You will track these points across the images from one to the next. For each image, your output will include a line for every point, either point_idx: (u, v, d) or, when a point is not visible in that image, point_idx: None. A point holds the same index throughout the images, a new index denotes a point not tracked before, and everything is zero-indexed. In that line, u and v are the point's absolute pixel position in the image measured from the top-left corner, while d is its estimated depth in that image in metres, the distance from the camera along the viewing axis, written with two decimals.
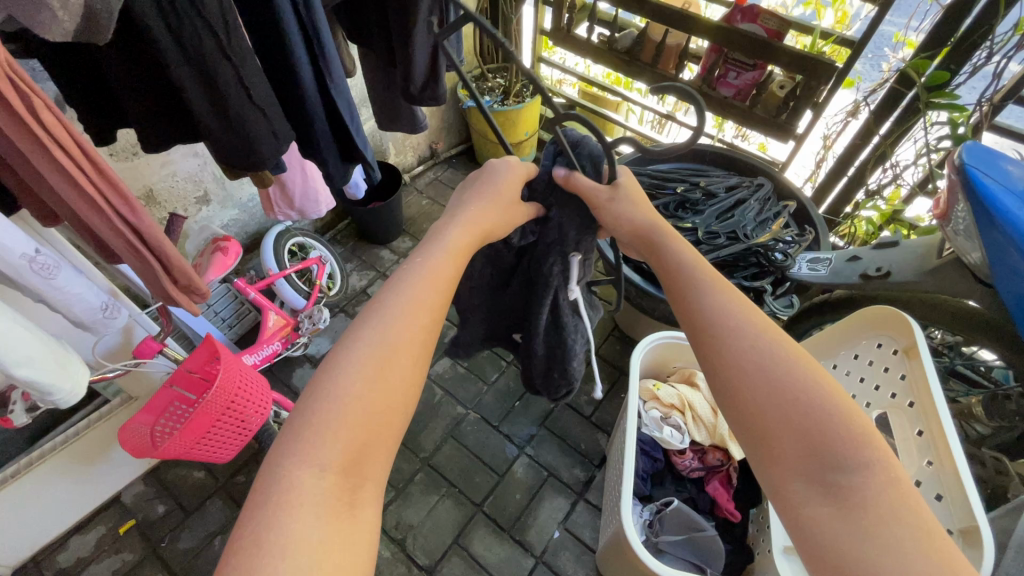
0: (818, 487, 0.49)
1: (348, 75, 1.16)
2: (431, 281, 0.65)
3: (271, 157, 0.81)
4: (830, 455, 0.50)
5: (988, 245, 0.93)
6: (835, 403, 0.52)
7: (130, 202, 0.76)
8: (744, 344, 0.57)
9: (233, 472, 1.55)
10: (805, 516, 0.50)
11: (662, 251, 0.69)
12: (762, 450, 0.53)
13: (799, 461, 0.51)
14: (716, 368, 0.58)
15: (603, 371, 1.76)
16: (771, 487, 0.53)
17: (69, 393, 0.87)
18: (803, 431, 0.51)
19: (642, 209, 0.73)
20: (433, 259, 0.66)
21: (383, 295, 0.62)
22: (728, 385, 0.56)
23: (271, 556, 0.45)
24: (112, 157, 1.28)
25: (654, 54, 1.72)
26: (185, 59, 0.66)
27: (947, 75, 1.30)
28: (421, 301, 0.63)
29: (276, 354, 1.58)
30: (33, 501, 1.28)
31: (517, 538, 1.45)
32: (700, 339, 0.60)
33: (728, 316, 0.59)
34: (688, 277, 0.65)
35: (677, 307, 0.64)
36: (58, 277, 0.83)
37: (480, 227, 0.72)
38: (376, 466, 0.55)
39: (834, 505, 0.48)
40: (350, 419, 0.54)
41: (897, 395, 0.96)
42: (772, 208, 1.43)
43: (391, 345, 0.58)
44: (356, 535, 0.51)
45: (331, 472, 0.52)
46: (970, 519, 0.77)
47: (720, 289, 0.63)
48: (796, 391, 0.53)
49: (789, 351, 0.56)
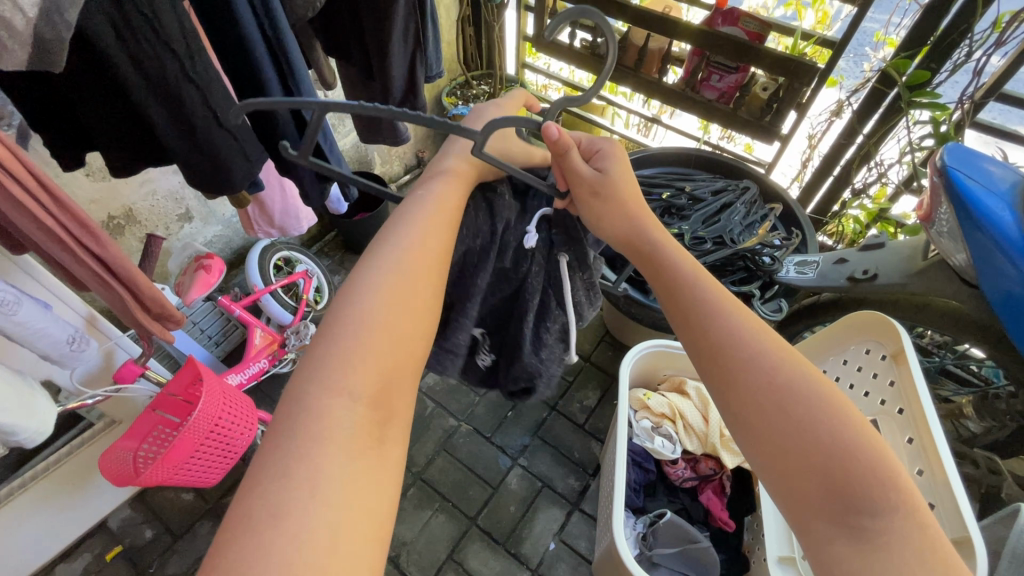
0: (840, 525, 0.48)
1: (326, 89, 1.14)
2: (429, 235, 0.63)
3: (242, 178, 0.79)
4: (855, 495, 0.48)
5: (974, 247, 0.92)
6: (855, 442, 0.50)
7: (94, 232, 0.74)
8: (756, 376, 0.54)
9: (223, 493, 1.52)
10: (823, 556, 0.48)
11: (660, 263, 0.65)
12: (782, 486, 0.51)
13: (819, 499, 0.49)
14: (731, 398, 0.55)
15: (595, 378, 1.75)
16: (793, 518, 0.51)
17: (36, 431, 0.84)
18: (824, 470, 0.49)
19: (626, 203, 0.68)
20: (424, 210, 0.65)
21: (393, 246, 0.61)
22: (746, 418, 0.54)
23: (298, 490, 0.43)
24: (88, 177, 1.26)
25: (636, 59, 1.71)
26: (148, 85, 0.64)
27: (927, 75, 1.30)
28: (424, 252, 0.61)
29: (263, 372, 1.55)
30: (15, 532, 1.25)
31: (513, 551, 1.43)
32: (709, 364, 0.58)
33: (736, 344, 0.57)
34: (692, 296, 0.61)
35: (682, 328, 0.61)
36: (20, 312, 0.81)
37: (461, 169, 0.73)
38: (403, 400, 0.53)
39: (856, 541, 0.47)
40: (374, 353, 0.52)
41: (887, 402, 0.95)
42: (759, 211, 1.42)
43: (400, 288, 0.57)
44: (384, 467, 0.48)
45: (360, 403, 0.49)
46: (961, 529, 0.77)
47: (724, 307, 0.60)
48: (817, 427, 0.51)
49: (806, 382, 0.54)
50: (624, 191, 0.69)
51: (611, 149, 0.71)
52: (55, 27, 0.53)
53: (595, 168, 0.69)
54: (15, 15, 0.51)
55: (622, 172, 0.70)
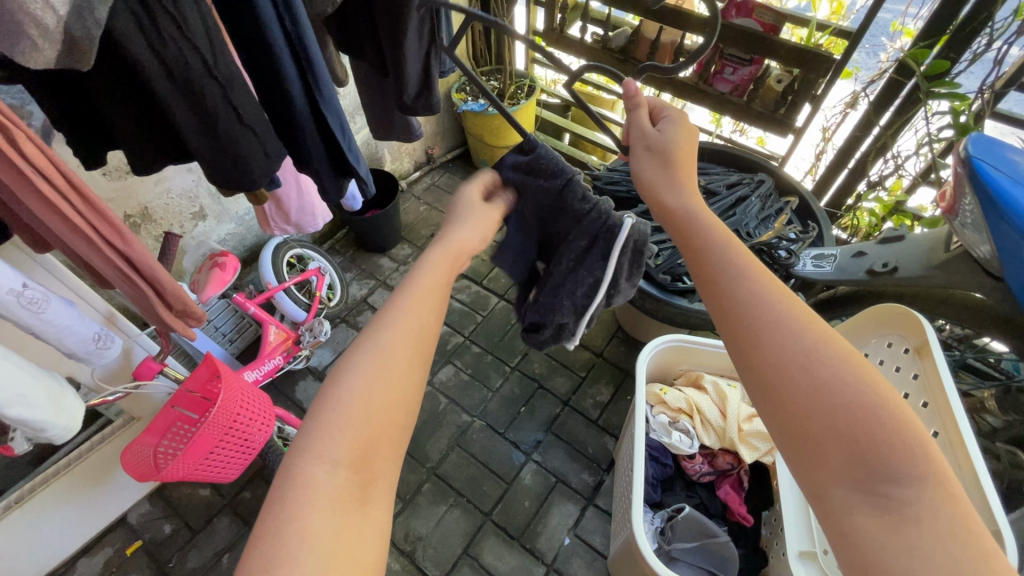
0: (868, 496, 0.47)
1: (340, 85, 1.14)
2: (418, 301, 0.61)
3: (261, 175, 0.79)
4: (879, 464, 0.47)
5: (999, 238, 0.91)
6: (881, 410, 0.49)
7: (120, 230, 0.75)
8: (776, 340, 0.53)
9: (240, 488, 1.53)
10: (842, 524, 0.47)
11: (691, 228, 0.63)
12: (803, 454, 0.50)
13: (842, 467, 0.48)
14: (751, 360, 0.54)
15: (608, 373, 1.75)
16: (812, 488, 0.50)
17: (64, 427, 0.86)
18: (848, 438, 0.48)
19: (672, 158, 0.68)
20: (416, 281, 0.64)
21: (386, 313, 0.59)
22: (765, 382, 0.53)
23: (285, 556, 0.44)
24: (105, 176, 1.27)
25: (648, 52, 1.70)
26: (172, 81, 0.64)
27: (947, 64, 1.28)
28: (418, 320, 0.60)
29: (277, 369, 1.56)
30: (38, 527, 1.27)
31: (528, 546, 1.43)
32: (730, 328, 0.56)
33: (761, 307, 0.55)
34: (721, 260, 0.60)
35: (706, 290, 0.60)
36: (48, 310, 0.82)
37: (454, 242, 0.71)
38: (386, 463, 0.53)
39: (883, 513, 0.46)
40: (350, 426, 0.51)
41: (910, 395, 0.94)
42: (774, 204, 1.41)
43: (390, 352, 0.56)
44: (368, 529, 0.49)
45: (343, 468, 0.50)
46: (991, 519, 0.76)
47: (752, 272, 0.58)
48: (843, 393, 0.49)
49: (833, 349, 0.52)
50: (683, 155, 0.69)
51: (677, 115, 0.71)
52: (84, 25, 0.53)
53: (657, 129, 0.71)
54: (46, 14, 0.51)
55: (681, 133, 0.70)
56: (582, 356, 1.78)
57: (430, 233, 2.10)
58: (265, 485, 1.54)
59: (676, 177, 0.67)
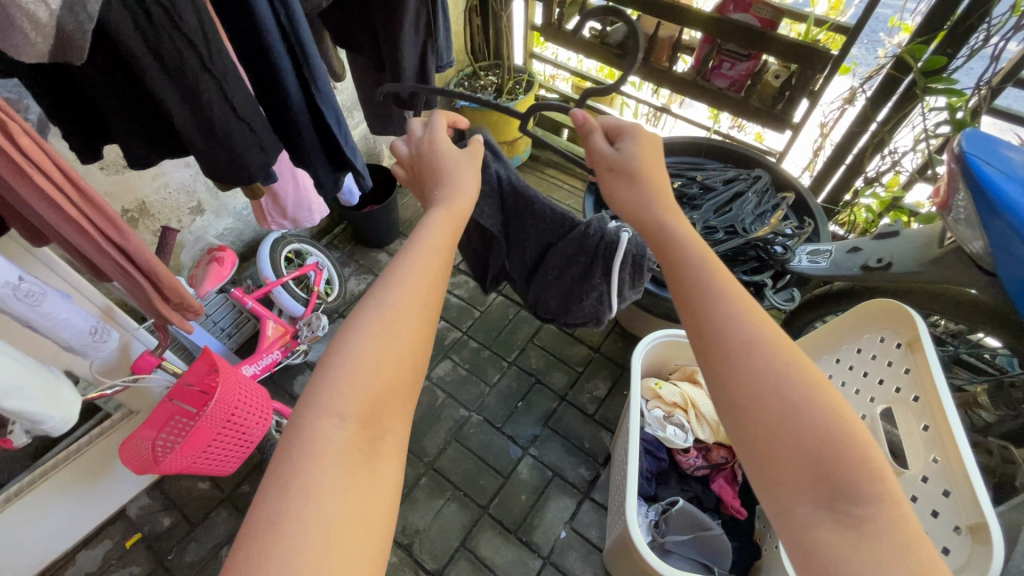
0: (826, 510, 0.47)
1: (337, 80, 1.14)
2: (424, 269, 0.60)
3: (257, 170, 0.80)
4: (842, 483, 0.48)
5: (991, 234, 0.91)
6: (842, 434, 0.49)
7: (116, 223, 0.75)
8: (745, 363, 0.53)
9: (238, 482, 1.54)
10: (803, 537, 0.47)
11: (672, 242, 0.64)
12: (767, 472, 0.50)
13: (806, 484, 0.48)
14: (722, 381, 0.54)
15: (605, 368, 1.76)
16: (775, 503, 0.50)
17: (62, 420, 0.87)
18: (813, 458, 0.48)
19: (653, 178, 0.69)
20: (423, 245, 0.63)
21: (389, 279, 0.58)
22: (735, 404, 0.53)
23: (295, 505, 0.45)
24: (103, 171, 1.27)
25: (646, 48, 1.70)
26: (166, 75, 0.65)
27: (944, 59, 1.28)
28: (423, 288, 0.59)
29: (275, 363, 1.56)
30: (37, 519, 1.28)
31: (525, 539, 1.44)
32: (702, 340, 0.56)
33: (729, 330, 0.55)
34: (695, 276, 0.60)
35: (682, 310, 0.60)
36: (44, 303, 0.82)
37: (456, 208, 0.69)
38: (396, 421, 0.53)
39: (841, 524, 0.47)
40: (355, 388, 0.51)
41: (901, 390, 0.95)
42: (770, 200, 1.42)
43: (394, 319, 0.55)
44: (375, 485, 0.49)
45: (350, 423, 0.50)
46: (977, 512, 0.77)
47: (728, 291, 0.58)
48: (807, 418, 0.50)
49: (799, 373, 0.52)
50: (646, 168, 0.70)
51: (636, 130, 0.73)
52: (77, 18, 0.53)
53: (616, 149, 0.72)
54: (39, 8, 0.51)
55: (645, 155, 0.71)
56: (579, 351, 1.78)
57: None
58: None
59: (644, 194, 0.68)
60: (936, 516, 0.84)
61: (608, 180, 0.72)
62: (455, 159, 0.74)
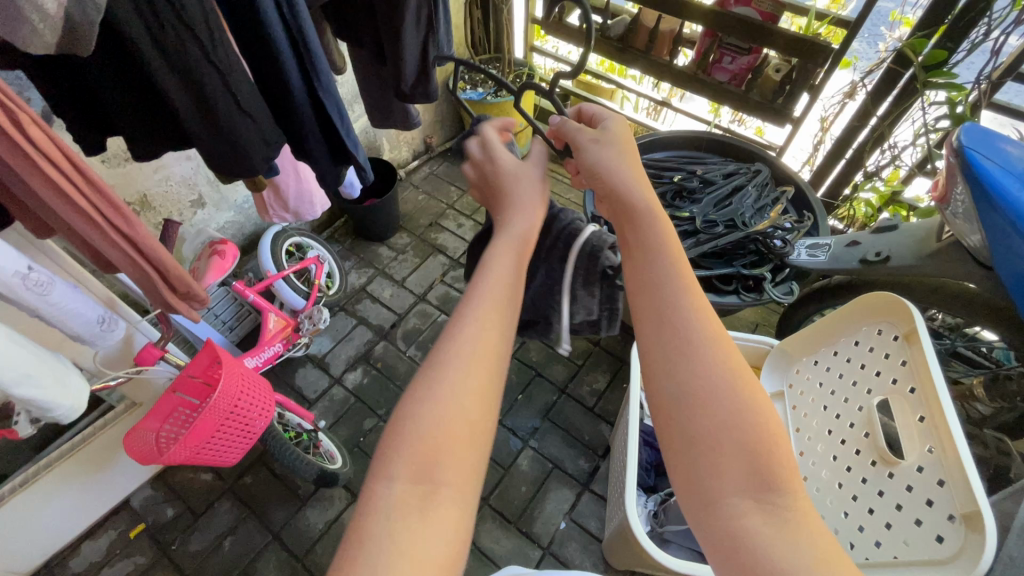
0: (752, 501, 0.48)
1: (338, 74, 1.14)
2: (482, 303, 0.57)
3: (260, 163, 0.80)
4: (768, 475, 0.49)
5: (989, 228, 0.92)
6: (772, 430, 0.51)
7: (125, 214, 0.76)
8: (698, 358, 0.53)
9: (240, 473, 1.56)
10: (731, 527, 0.48)
11: (643, 226, 0.62)
12: (704, 463, 0.50)
13: (739, 475, 0.49)
14: (676, 374, 0.53)
15: (604, 362, 1.77)
16: (702, 493, 0.50)
17: (70, 407, 0.87)
18: (750, 450, 0.49)
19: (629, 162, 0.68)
20: (486, 282, 0.59)
21: (456, 323, 0.55)
22: (685, 395, 0.52)
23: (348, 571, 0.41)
24: (104, 164, 1.27)
25: (647, 41, 1.69)
26: (171, 68, 0.65)
27: (944, 54, 1.28)
28: (490, 328, 0.55)
29: (277, 356, 1.57)
30: (42, 509, 1.29)
31: (525, 530, 1.46)
32: (663, 330, 0.55)
33: (686, 324, 0.55)
34: (660, 268, 0.59)
35: (643, 297, 0.58)
36: (54, 293, 0.83)
37: (518, 236, 0.66)
38: (454, 471, 0.47)
39: (763, 512, 0.48)
40: (419, 438, 0.48)
41: (898, 381, 0.96)
42: (770, 194, 1.42)
43: (454, 360, 0.52)
44: (435, 534, 0.44)
45: (402, 478, 0.46)
46: (971, 501, 0.78)
47: (685, 286, 0.58)
48: (742, 415, 0.50)
49: (737, 372, 0.53)
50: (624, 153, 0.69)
51: (615, 118, 0.73)
52: (84, 11, 0.54)
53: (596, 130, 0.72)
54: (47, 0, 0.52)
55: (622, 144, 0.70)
56: (579, 344, 1.79)
57: (428, 222, 2.11)
58: (266, 471, 1.56)
59: (625, 175, 0.66)
60: (931, 505, 0.85)
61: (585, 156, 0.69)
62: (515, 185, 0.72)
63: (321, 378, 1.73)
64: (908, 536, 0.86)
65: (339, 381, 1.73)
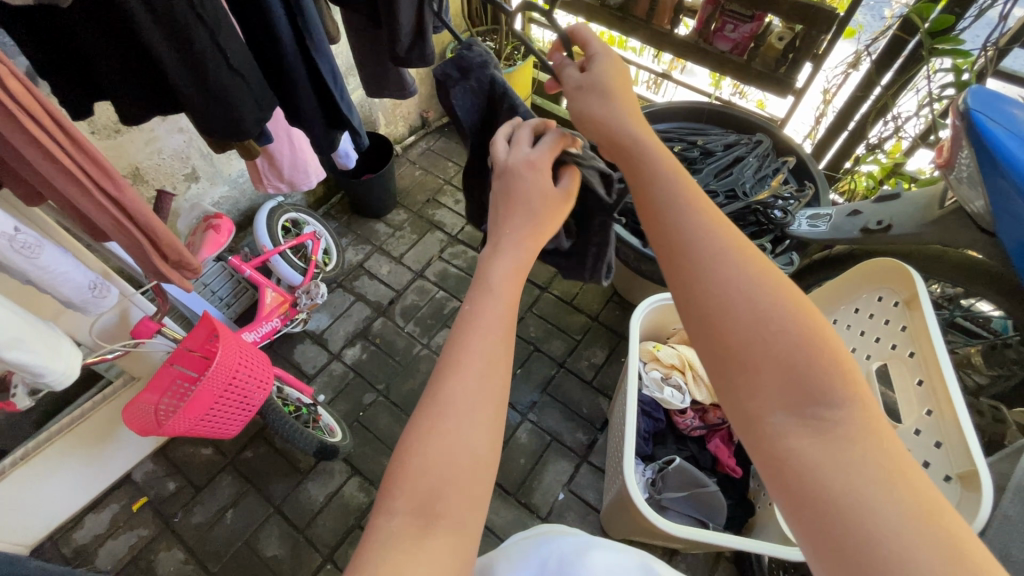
0: (795, 417, 0.49)
1: (332, 40, 1.12)
2: (482, 327, 0.57)
3: (254, 125, 0.78)
4: (812, 389, 0.49)
5: (993, 192, 0.91)
6: (812, 337, 0.50)
7: (112, 176, 0.75)
8: (714, 276, 0.54)
9: (241, 447, 1.56)
10: (778, 449, 0.48)
11: (637, 157, 0.62)
12: (742, 383, 0.51)
13: (780, 394, 0.49)
14: (697, 296, 0.54)
15: (603, 336, 1.77)
16: (747, 416, 0.51)
17: (63, 374, 0.87)
18: (787, 364, 0.49)
19: (612, 91, 0.66)
20: (489, 315, 0.58)
21: (457, 359, 0.55)
22: (706, 317, 0.53)
23: None
24: (94, 134, 1.25)
25: (648, 9, 1.64)
26: (157, 23, 0.63)
27: (952, 20, 1.25)
28: (491, 365, 0.55)
29: (275, 331, 1.56)
30: (45, 483, 1.30)
31: (524, 501, 1.48)
32: (672, 255, 0.57)
33: (697, 247, 0.55)
34: (666, 191, 0.59)
35: (650, 228, 0.60)
36: (42, 256, 0.82)
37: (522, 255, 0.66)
38: (454, 501, 0.49)
39: (809, 429, 0.48)
40: (418, 472, 0.49)
41: (897, 346, 0.96)
42: (771, 164, 1.41)
43: (458, 385, 0.53)
44: (438, 556, 0.46)
45: (405, 510, 0.48)
46: (969, 459, 0.78)
47: (689, 205, 0.58)
48: (774, 326, 0.50)
49: (763, 278, 0.53)
50: (611, 82, 0.67)
51: (606, 51, 0.69)
52: None
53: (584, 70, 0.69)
54: None
55: (609, 69, 0.68)
56: (578, 319, 1.79)
57: (425, 198, 2.08)
58: (268, 444, 1.57)
59: (613, 110, 0.65)
60: (927, 467, 0.87)
61: (574, 101, 0.68)
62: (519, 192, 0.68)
63: (320, 353, 1.73)
64: None
65: (338, 357, 1.73)
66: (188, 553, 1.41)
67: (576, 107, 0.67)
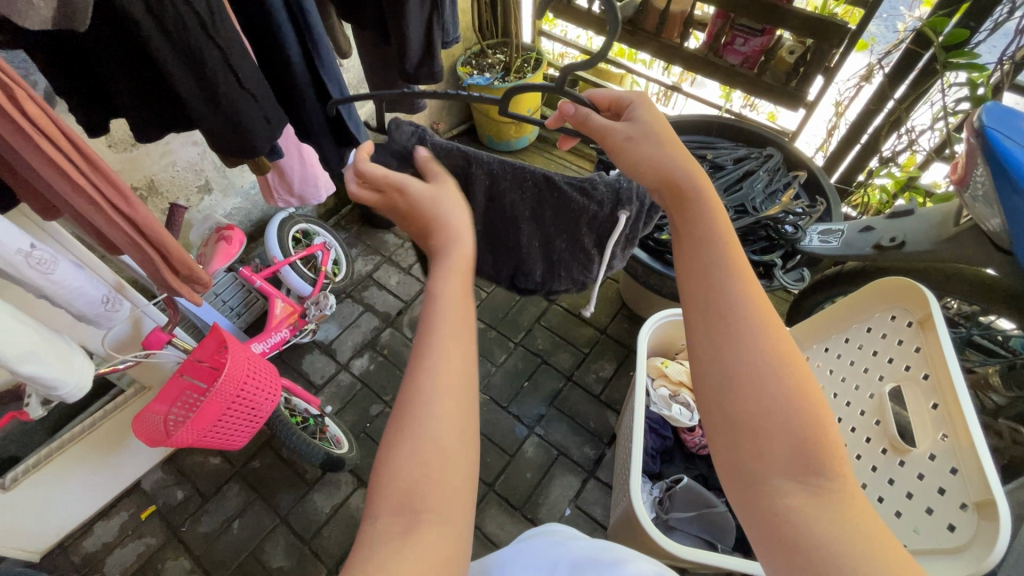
0: (796, 483, 0.49)
1: (343, 56, 1.13)
2: (447, 342, 0.56)
3: (264, 144, 0.79)
4: (814, 452, 0.49)
5: (1010, 210, 0.89)
6: (811, 407, 0.51)
7: (123, 192, 0.76)
8: (744, 344, 0.53)
9: (248, 458, 1.57)
10: (773, 505, 0.49)
11: (694, 218, 0.61)
12: (748, 442, 0.51)
13: (783, 457, 0.50)
14: (733, 365, 0.53)
15: (611, 349, 1.76)
16: (748, 475, 0.51)
17: (76, 387, 0.88)
18: (794, 428, 0.50)
19: (667, 143, 0.64)
20: (442, 321, 0.57)
21: (423, 370, 0.54)
22: (732, 382, 0.53)
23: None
24: (111, 148, 1.27)
25: (658, 23, 1.64)
26: (173, 48, 0.65)
27: (967, 33, 1.23)
28: (450, 376, 0.54)
29: (284, 342, 1.57)
30: (55, 490, 1.31)
31: (530, 516, 1.46)
32: (713, 320, 0.56)
33: (736, 314, 0.55)
34: (715, 259, 0.58)
35: (696, 291, 0.58)
36: (57, 271, 0.83)
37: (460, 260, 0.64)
38: (435, 497, 0.48)
39: (807, 493, 0.48)
40: (396, 480, 0.49)
41: (911, 368, 0.94)
42: (782, 179, 1.39)
43: (437, 402, 0.52)
44: (422, 549, 0.45)
45: (386, 515, 0.48)
46: (986, 488, 0.76)
47: (737, 275, 0.57)
48: (775, 397, 0.51)
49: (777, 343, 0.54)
50: (663, 131, 0.65)
51: (640, 98, 0.68)
52: None
53: (625, 121, 0.67)
54: None
55: (657, 119, 0.66)
56: (585, 332, 1.78)
57: None
58: (274, 455, 1.58)
59: (672, 163, 0.63)
60: (942, 494, 0.84)
61: (625, 155, 0.65)
62: (435, 212, 0.67)
63: (328, 363, 1.74)
64: (918, 524, 0.86)
65: (345, 368, 1.73)
66: (195, 563, 1.42)
67: (630, 160, 0.64)
